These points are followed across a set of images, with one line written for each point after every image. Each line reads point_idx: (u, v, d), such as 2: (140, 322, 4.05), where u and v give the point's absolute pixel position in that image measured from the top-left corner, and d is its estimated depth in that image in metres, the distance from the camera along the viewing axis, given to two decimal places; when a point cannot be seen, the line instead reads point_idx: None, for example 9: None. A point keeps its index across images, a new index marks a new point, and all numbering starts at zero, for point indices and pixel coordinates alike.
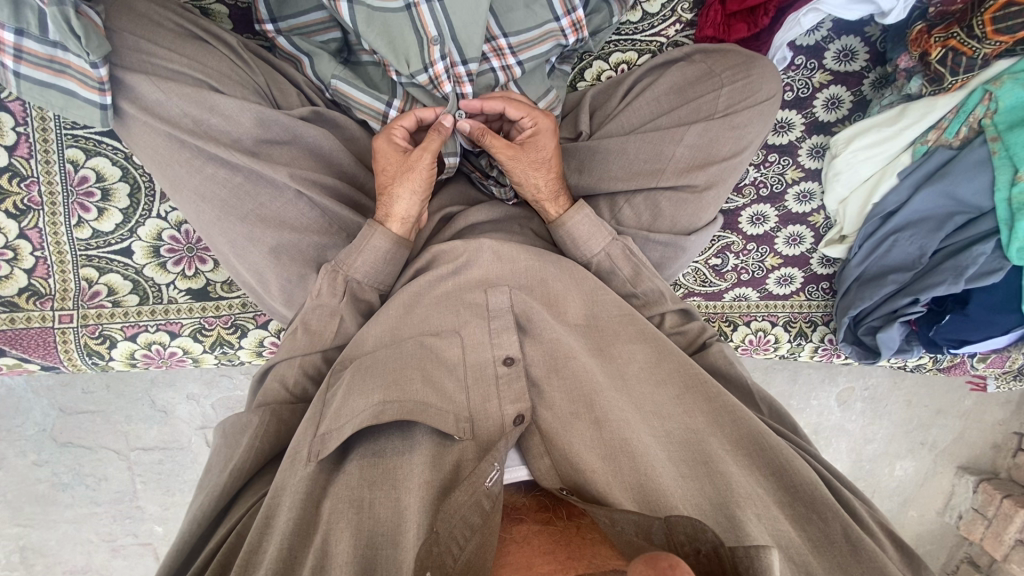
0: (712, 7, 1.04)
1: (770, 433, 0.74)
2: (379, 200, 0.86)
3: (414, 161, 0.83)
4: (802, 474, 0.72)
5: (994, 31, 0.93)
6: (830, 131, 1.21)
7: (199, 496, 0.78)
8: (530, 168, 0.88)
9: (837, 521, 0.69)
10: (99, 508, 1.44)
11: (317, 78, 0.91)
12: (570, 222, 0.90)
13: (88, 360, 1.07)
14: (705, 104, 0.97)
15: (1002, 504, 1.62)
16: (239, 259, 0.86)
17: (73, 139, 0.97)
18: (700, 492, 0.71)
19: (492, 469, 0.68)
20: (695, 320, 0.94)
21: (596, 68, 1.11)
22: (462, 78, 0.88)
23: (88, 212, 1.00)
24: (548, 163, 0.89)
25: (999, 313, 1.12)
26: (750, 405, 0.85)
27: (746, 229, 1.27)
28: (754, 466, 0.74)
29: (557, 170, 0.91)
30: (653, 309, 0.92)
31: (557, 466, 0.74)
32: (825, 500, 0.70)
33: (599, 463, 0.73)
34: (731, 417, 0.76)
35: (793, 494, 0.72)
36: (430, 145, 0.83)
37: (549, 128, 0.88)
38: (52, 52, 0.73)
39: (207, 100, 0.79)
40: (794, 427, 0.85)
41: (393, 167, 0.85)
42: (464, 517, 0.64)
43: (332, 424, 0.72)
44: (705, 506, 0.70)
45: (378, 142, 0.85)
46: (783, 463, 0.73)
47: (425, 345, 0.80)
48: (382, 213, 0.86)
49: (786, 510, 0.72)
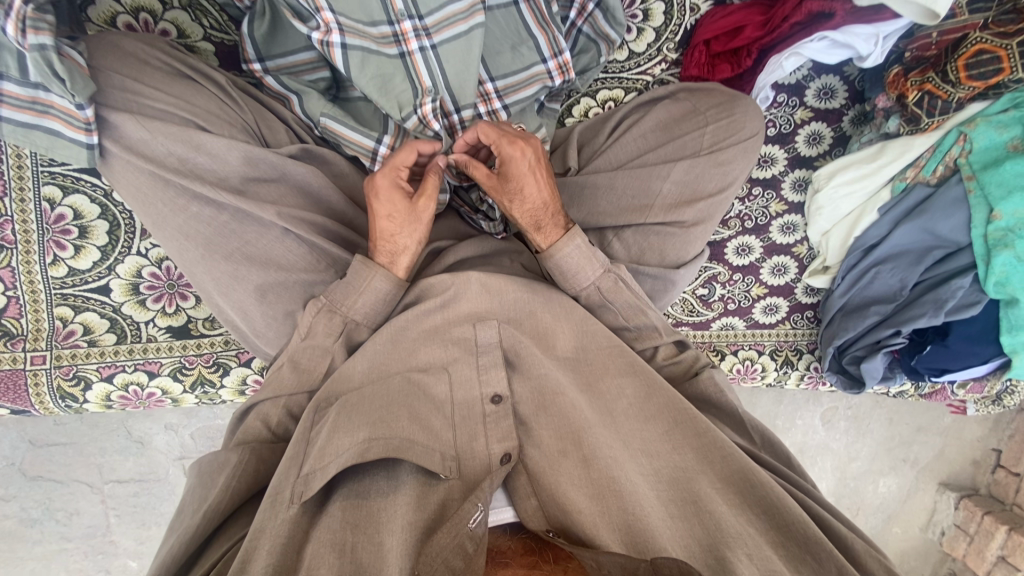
0: (697, 48, 1.08)
1: (760, 470, 0.70)
2: (379, 244, 0.83)
3: (420, 211, 0.82)
4: (793, 510, 0.66)
5: (967, 76, 0.97)
6: (812, 165, 1.23)
7: (170, 541, 0.73)
8: (505, 200, 0.82)
9: (832, 562, 0.62)
10: (69, 544, 1.38)
11: (307, 116, 0.90)
12: (559, 254, 0.84)
13: (61, 403, 1.04)
14: (691, 142, 0.98)
15: (983, 521, 1.64)
16: (223, 297, 0.84)
17: (50, 176, 0.94)
18: (689, 534, 0.68)
19: (476, 511, 0.64)
20: (689, 349, 0.92)
21: (583, 105, 1.12)
22: (456, 127, 0.91)
23: (64, 250, 0.97)
24: (521, 194, 0.81)
25: (978, 344, 1.15)
26: (741, 433, 0.83)
27: (732, 260, 1.28)
28: (745, 505, 0.69)
29: (536, 199, 0.82)
30: (645, 344, 0.90)
31: (544, 508, 0.70)
32: (819, 540, 0.64)
33: (585, 503, 0.70)
34: (720, 453, 0.73)
35: (786, 534, 0.66)
36: (429, 191, 0.82)
37: (517, 153, 0.80)
38: (33, 94, 0.70)
39: (194, 139, 0.77)
40: (787, 457, 0.82)
41: (398, 213, 0.81)
42: (447, 561, 0.60)
43: (317, 463, 0.67)
44: (693, 549, 0.66)
45: (382, 181, 0.80)
46: (774, 501, 0.68)
47: (412, 381, 0.77)
48: (384, 258, 0.83)
49: (777, 551, 0.65)
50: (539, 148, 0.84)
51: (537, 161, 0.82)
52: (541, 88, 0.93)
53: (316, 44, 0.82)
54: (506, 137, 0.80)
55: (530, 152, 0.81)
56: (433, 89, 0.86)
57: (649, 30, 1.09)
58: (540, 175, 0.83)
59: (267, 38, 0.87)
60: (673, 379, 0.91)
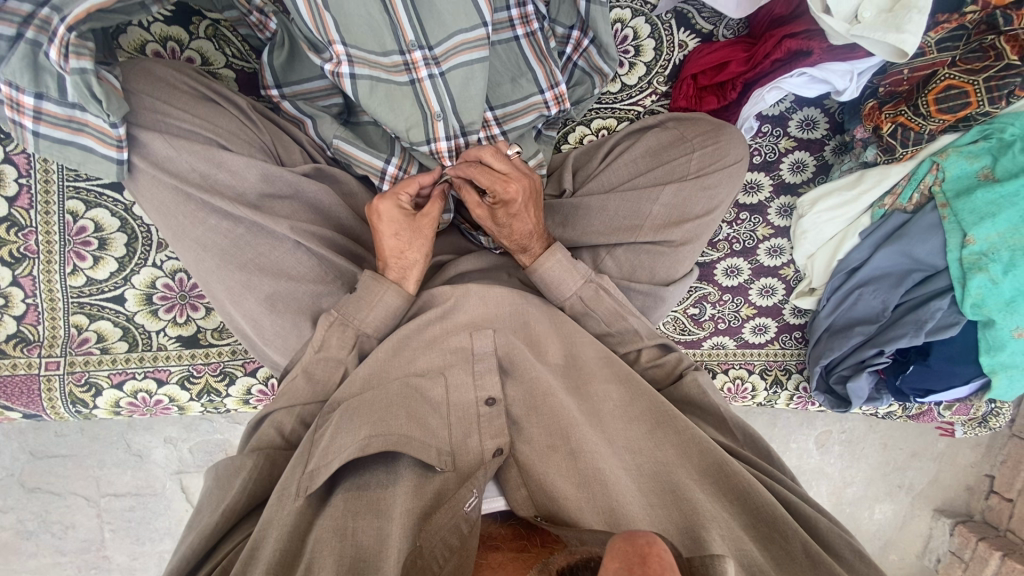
0: (685, 81, 1.15)
1: (733, 461, 0.75)
2: (388, 262, 0.88)
3: (425, 225, 0.87)
4: (762, 495, 0.71)
5: (937, 110, 1.04)
6: (796, 191, 1.30)
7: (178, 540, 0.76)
8: (495, 228, 0.89)
9: (797, 539, 0.68)
10: (64, 558, 1.39)
11: (320, 138, 0.96)
12: (542, 268, 0.91)
13: (72, 408, 1.07)
14: (678, 167, 1.04)
15: (978, 547, 1.66)
16: (235, 306, 0.88)
17: (75, 191, 1.00)
18: (666, 518, 0.70)
19: (470, 495, 0.67)
20: (672, 352, 0.96)
21: (578, 133, 1.19)
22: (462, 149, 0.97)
23: (84, 260, 1.02)
24: (509, 227, 0.89)
25: (958, 364, 1.19)
26: (727, 432, 0.87)
27: (722, 280, 1.33)
28: (721, 495, 0.73)
29: (523, 231, 0.89)
30: (629, 347, 0.95)
31: (533, 495, 0.72)
32: (785, 519, 0.69)
33: (573, 490, 0.72)
34: (698, 448, 0.77)
35: (755, 516, 0.71)
36: (433, 212, 0.88)
37: (510, 196, 0.86)
38: (70, 113, 0.76)
39: (215, 156, 0.83)
40: (769, 453, 0.86)
41: (403, 231, 0.87)
42: (444, 539, 0.63)
43: (320, 461, 0.72)
44: (671, 530, 0.69)
45: (385, 205, 0.86)
46: (745, 488, 0.72)
47: (410, 385, 0.80)
48: (395, 274, 0.88)
49: (750, 534, 0.70)
50: (532, 182, 0.89)
51: (529, 197, 0.88)
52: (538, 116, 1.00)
53: (328, 75, 0.88)
54: (498, 178, 0.86)
55: (521, 193, 0.87)
56: (440, 114, 0.92)
57: (640, 64, 1.16)
58: (529, 209, 0.89)
59: (285, 65, 0.94)
60: (657, 381, 0.95)
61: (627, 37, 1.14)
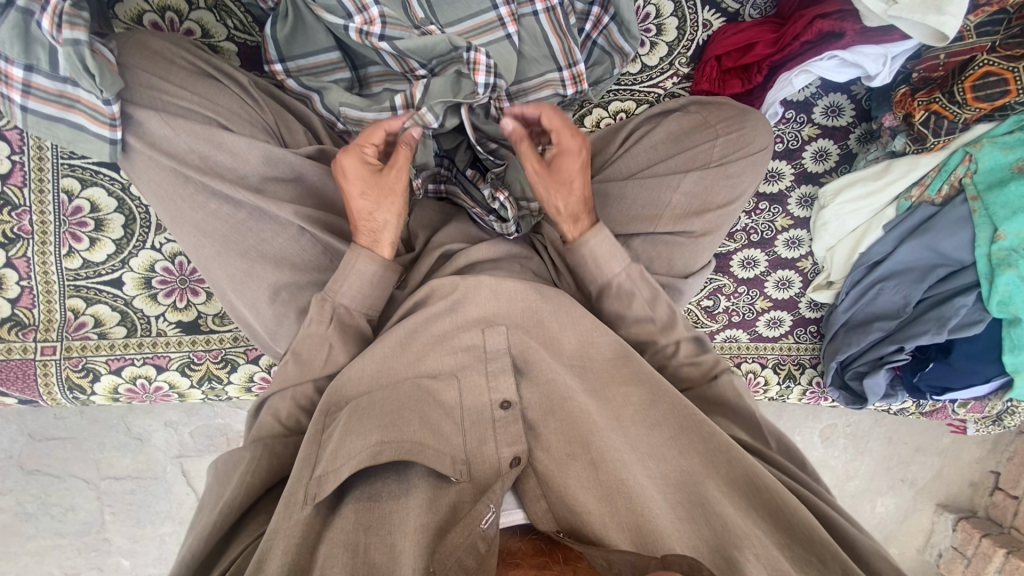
0: (709, 63, 1.10)
1: (764, 472, 0.71)
2: (360, 226, 0.82)
3: (393, 183, 0.82)
4: (796, 512, 0.68)
5: (974, 98, 0.99)
6: (818, 181, 1.25)
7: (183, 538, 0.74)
8: (551, 188, 0.86)
9: (836, 562, 0.64)
10: (64, 540, 1.37)
11: (328, 110, 0.91)
12: (592, 242, 0.87)
13: (69, 395, 1.04)
14: (701, 154, 0.99)
15: (980, 544, 1.64)
16: (237, 294, 0.84)
17: (70, 169, 0.95)
18: (697, 536, 0.69)
19: (487, 511, 0.65)
20: (710, 351, 0.92)
21: (595, 115, 1.15)
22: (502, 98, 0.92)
23: (80, 242, 0.99)
24: (569, 184, 0.86)
25: (978, 363, 1.16)
26: (759, 438, 0.85)
27: (737, 272, 1.29)
28: (752, 508, 0.70)
29: (580, 191, 0.87)
30: (669, 339, 0.90)
31: (553, 510, 0.71)
32: (825, 541, 0.65)
33: (596, 504, 0.71)
34: (726, 457, 0.73)
35: (791, 535, 0.68)
36: (403, 160, 0.81)
37: (573, 147, 0.86)
38: (61, 88, 0.72)
39: (215, 137, 0.78)
40: (801, 460, 0.85)
41: (370, 188, 0.81)
42: (460, 560, 0.62)
43: (329, 466, 0.68)
44: (702, 548, 0.68)
45: (347, 161, 0.80)
46: (780, 504, 0.69)
47: (423, 387, 0.78)
48: (368, 239, 0.83)
49: (784, 551, 0.66)
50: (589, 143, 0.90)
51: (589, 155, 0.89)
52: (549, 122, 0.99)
53: (354, 36, 0.84)
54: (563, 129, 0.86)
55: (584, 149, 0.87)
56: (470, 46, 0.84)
57: (662, 44, 1.11)
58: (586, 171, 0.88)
59: (288, 38, 0.88)
60: (691, 379, 0.91)
61: (648, 15, 1.09)
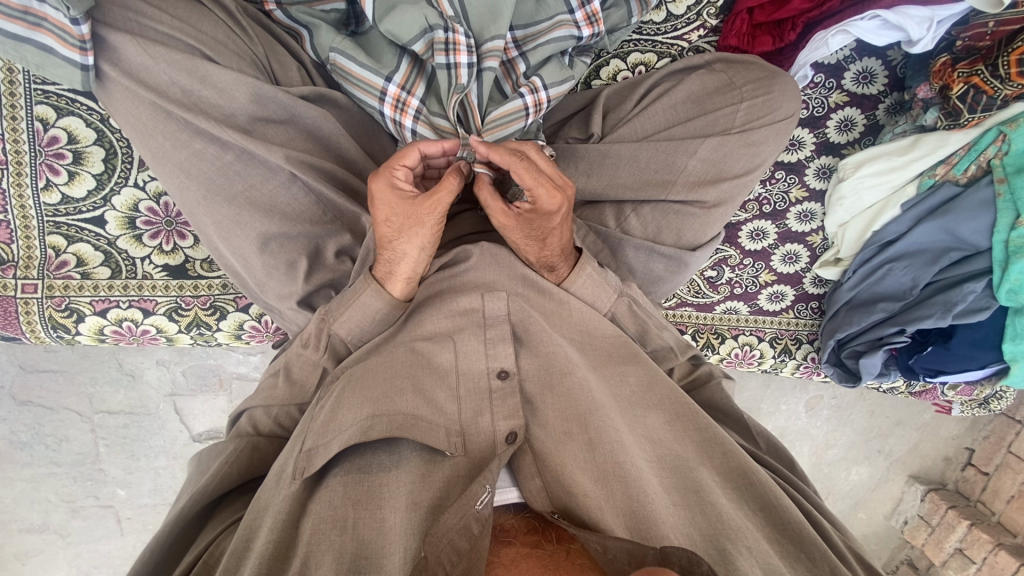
0: (740, 16, 1.01)
1: (759, 469, 0.72)
2: (381, 253, 0.77)
3: (424, 215, 0.74)
4: (790, 510, 0.68)
5: (1017, 73, 0.92)
6: (840, 152, 1.20)
7: (179, 499, 0.75)
8: (523, 238, 0.80)
9: (825, 561, 0.64)
10: (58, 469, 1.38)
11: (317, 52, 0.83)
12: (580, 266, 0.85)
13: (53, 333, 1.02)
14: (723, 117, 0.94)
15: (946, 514, 1.70)
16: (223, 241, 0.80)
17: (43, 95, 0.89)
18: (692, 524, 0.68)
19: (482, 492, 0.63)
20: (704, 367, 0.95)
21: (613, 67, 1.07)
22: (509, 43, 0.85)
23: (58, 175, 0.93)
24: (545, 240, 0.80)
25: (980, 350, 1.14)
26: (749, 438, 0.87)
27: (745, 244, 1.26)
28: (743, 501, 0.71)
29: (557, 245, 0.81)
30: (663, 364, 0.92)
31: (548, 489, 0.69)
32: (814, 541, 0.66)
33: (592, 487, 0.69)
34: (720, 450, 0.74)
35: (780, 531, 0.69)
36: (442, 197, 0.73)
37: (553, 208, 0.75)
38: (26, 3, 0.64)
39: (199, 70, 0.72)
40: (790, 462, 0.86)
41: (398, 217, 0.74)
42: (453, 542, 0.59)
43: (319, 439, 0.67)
44: (695, 537, 0.66)
45: (377, 185, 0.73)
46: (772, 500, 0.69)
47: (417, 351, 0.76)
48: (384, 269, 0.78)
49: (774, 546, 0.67)
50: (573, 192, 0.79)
51: (569, 210, 0.78)
52: (519, 126, 0.85)
53: None
54: (545, 183, 0.74)
55: (566, 205, 0.77)
56: (450, 18, 0.77)
57: None
58: (566, 224, 0.80)
59: None
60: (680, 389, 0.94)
61: None
